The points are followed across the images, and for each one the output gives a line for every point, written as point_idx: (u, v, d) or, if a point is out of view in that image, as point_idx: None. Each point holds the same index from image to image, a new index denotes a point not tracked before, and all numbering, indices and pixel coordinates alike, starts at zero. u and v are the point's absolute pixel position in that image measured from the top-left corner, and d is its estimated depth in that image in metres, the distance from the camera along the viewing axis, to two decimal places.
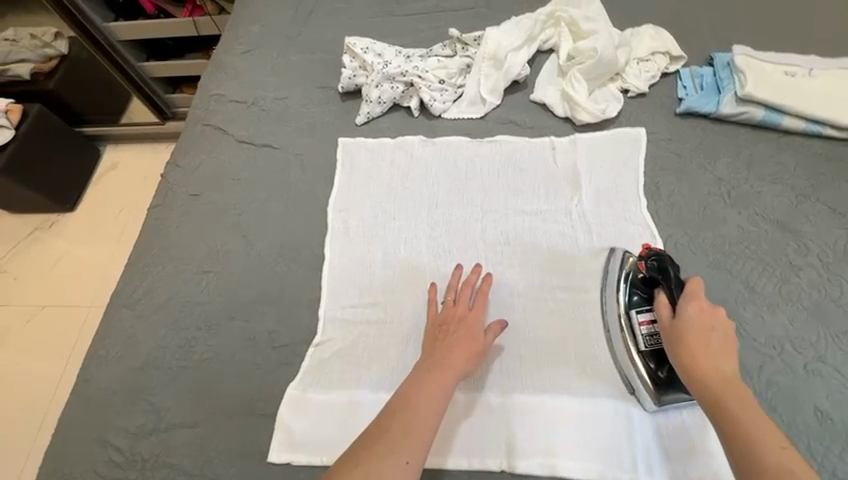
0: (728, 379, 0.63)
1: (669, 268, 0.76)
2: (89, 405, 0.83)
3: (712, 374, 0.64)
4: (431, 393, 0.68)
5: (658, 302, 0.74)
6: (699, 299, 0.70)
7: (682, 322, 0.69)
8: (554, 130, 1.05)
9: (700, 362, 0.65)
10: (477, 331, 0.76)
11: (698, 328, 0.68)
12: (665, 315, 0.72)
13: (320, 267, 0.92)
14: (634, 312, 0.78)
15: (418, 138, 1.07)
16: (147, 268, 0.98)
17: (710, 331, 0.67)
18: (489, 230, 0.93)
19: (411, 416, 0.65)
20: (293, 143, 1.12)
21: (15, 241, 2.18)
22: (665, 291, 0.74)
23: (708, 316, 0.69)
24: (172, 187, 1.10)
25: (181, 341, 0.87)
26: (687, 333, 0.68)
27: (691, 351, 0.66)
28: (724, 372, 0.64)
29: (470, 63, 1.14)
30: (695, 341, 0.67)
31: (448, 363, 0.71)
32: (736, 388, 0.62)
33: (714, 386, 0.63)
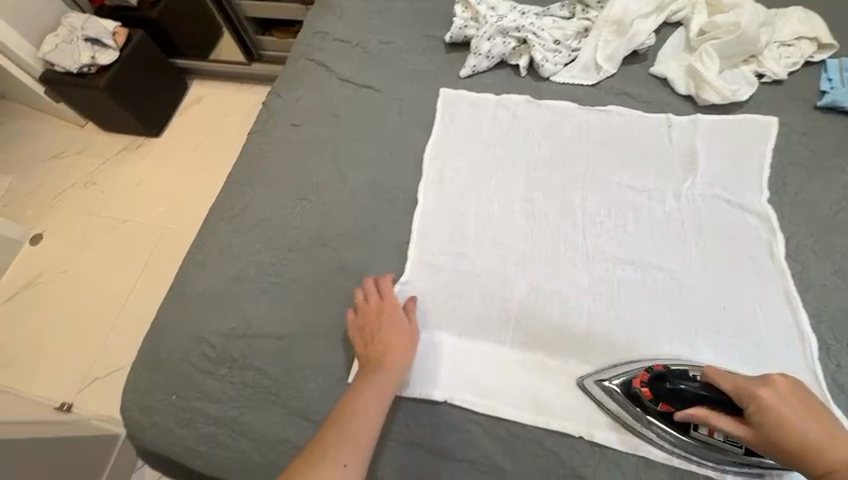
0: (847, 457, 0.54)
1: (679, 385, 0.64)
2: (185, 302, 0.89)
3: (833, 466, 0.54)
4: (370, 397, 0.70)
5: (704, 418, 0.61)
6: (744, 387, 0.60)
7: (762, 429, 0.57)
8: (671, 108, 0.98)
9: (813, 458, 0.55)
10: (397, 320, 0.77)
11: (782, 428, 0.57)
12: (731, 427, 0.60)
13: (412, 212, 0.93)
14: (693, 431, 0.68)
15: (523, 98, 1.04)
16: (245, 188, 1.02)
17: (792, 405, 0.58)
18: (589, 200, 0.89)
19: (358, 420, 0.68)
20: (394, 87, 1.11)
21: (106, 157, 2.35)
22: (705, 406, 0.62)
23: (769, 395, 0.58)
24: (273, 116, 1.13)
25: (274, 259, 0.91)
26: (778, 430, 0.57)
27: (802, 450, 0.55)
28: (827, 446, 0.55)
29: (589, 27, 1.07)
30: (794, 444, 0.56)
31: (383, 364, 0.73)
32: None
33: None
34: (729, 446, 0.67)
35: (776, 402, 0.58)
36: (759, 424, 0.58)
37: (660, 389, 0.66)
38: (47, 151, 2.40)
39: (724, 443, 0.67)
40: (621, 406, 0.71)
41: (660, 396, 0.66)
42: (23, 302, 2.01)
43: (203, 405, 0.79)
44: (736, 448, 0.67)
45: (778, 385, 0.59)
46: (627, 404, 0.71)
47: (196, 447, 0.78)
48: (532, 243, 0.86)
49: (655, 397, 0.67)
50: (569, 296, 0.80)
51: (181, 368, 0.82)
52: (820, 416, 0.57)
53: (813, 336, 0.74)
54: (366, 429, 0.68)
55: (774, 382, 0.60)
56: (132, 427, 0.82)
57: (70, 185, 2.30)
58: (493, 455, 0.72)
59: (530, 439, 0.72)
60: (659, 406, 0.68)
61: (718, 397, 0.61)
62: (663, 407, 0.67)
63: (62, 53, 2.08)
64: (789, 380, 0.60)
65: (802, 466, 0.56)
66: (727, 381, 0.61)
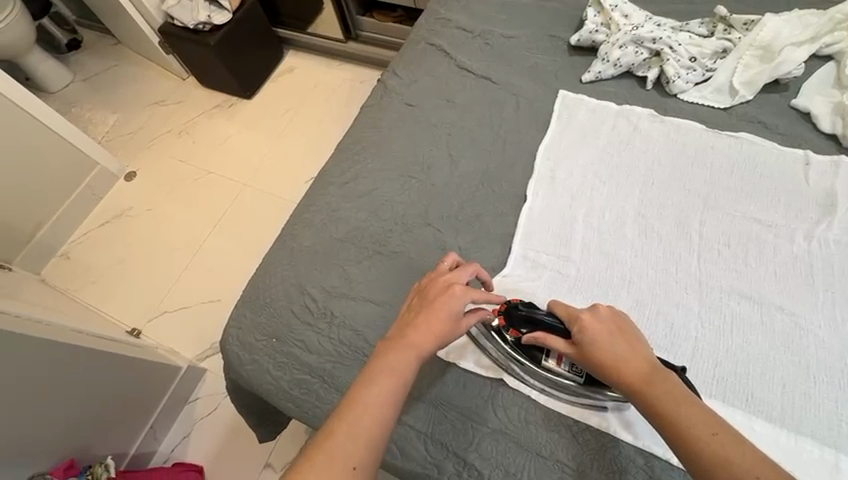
0: (644, 367, 0.63)
1: (532, 312, 0.73)
2: (291, 254, 0.94)
3: (633, 378, 0.62)
4: (385, 382, 0.64)
5: (546, 338, 0.70)
6: (575, 314, 0.69)
7: (583, 346, 0.66)
8: (810, 144, 0.93)
9: (619, 369, 0.63)
10: (443, 298, 0.70)
11: (599, 345, 0.65)
12: (562, 346, 0.68)
13: (519, 207, 0.93)
14: (544, 359, 0.74)
15: (648, 111, 1.01)
16: (355, 157, 1.06)
17: (606, 326, 0.66)
18: (708, 226, 0.86)
19: (366, 409, 0.62)
20: (512, 82, 1.12)
21: (202, 110, 2.51)
22: (549, 328, 0.71)
23: (590, 317, 0.68)
24: (388, 94, 1.17)
25: (379, 229, 0.94)
26: (594, 347, 0.65)
27: (612, 364, 0.64)
28: (627, 361, 0.63)
29: (730, 48, 1.03)
30: (601, 354, 0.65)
31: (405, 344, 0.67)
32: (655, 376, 0.61)
33: (640, 390, 0.61)
34: (570, 378, 0.73)
35: (591, 323, 0.67)
36: (581, 343, 0.67)
37: (515, 316, 0.75)
38: (152, 97, 2.60)
39: (570, 373, 0.73)
40: (488, 337, 0.79)
41: (513, 322, 0.75)
42: (111, 230, 2.19)
43: (300, 353, 0.84)
44: (577, 379, 0.73)
45: (600, 310, 0.68)
46: (493, 336, 0.78)
47: (289, 390, 0.83)
48: (642, 259, 0.84)
49: (508, 324, 0.75)
50: (676, 319, 0.78)
51: (283, 314, 0.87)
52: (632, 337, 0.66)
53: None
54: (370, 421, 0.61)
55: (598, 308, 0.69)
56: (230, 359, 0.88)
57: (166, 130, 2.47)
58: (578, 459, 0.71)
59: (620, 453, 0.70)
60: (510, 333, 0.76)
61: (557, 324, 0.70)
62: (515, 334, 0.75)
63: (182, 9, 2.24)
64: (614, 311, 0.69)
65: (621, 383, 0.63)
66: (563, 310, 0.71)
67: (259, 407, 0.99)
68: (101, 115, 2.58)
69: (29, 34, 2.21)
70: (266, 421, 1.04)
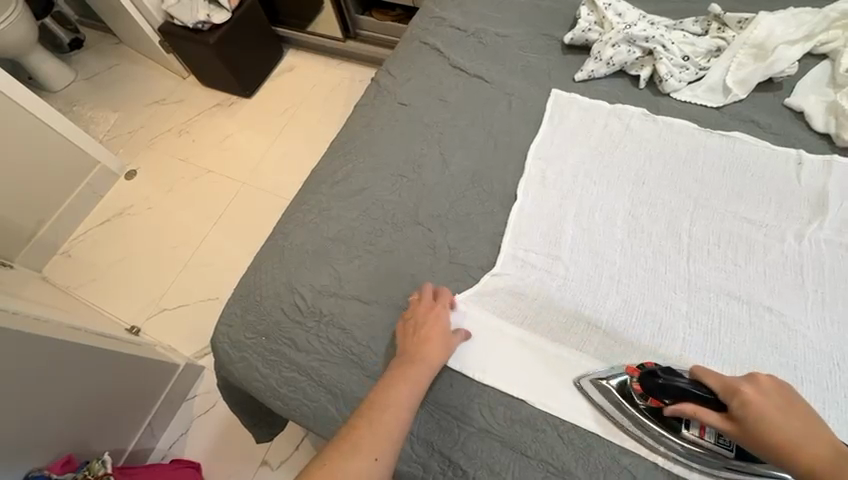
0: (823, 452, 0.56)
1: (675, 382, 0.64)
2: (282, 253, 0.95)
3: (809, 463, 0.56)
4: (402, 386, 0.70)
5: (695, 411, 0.63)
6: (735, 387, 0.62)
7: (748, 425, 0.60)
8: (803, 144, 0.92)
9: (793, 453, 0.57)
10: (442, 322, 0.78)
11: (770, 427, 0.58)
12: (720, 422, 0.61)
13: (509, 206, 0.93)
14: (684, 429, 0.67)
15: (640, 110, 1.01)
16: (348, 156, 1.06)
17: (774, 403, 0.60)
18: (698, 226, 0.86)
19: (390, 409, 0.68)
20: (504, 81, 1.12)
21: (202, 109, 2.52)
22: (700, 401, 0.64)
23: (753, 391, 0.61)
24: (381, 93, 1.17)
25: (370, 228, 0.94)
26: (764, 428, 0.59)
27: (785, 447, 0.57)
28: (801, 444, 0.57)
29: (723, 47, 1.02)
30: (771, 436, 0.58)
31: (422, 354, 0.75)
32: (833, 462, 0.56)
33: (818, 477, 0.55)
34: (718, 450, 0.66)
35: (757, 397, 0.60)
36: (743, 421, 0.60)
37: (652, 384, 0.66)
38: (152, 96, 2.61)
39: (717, 446, 0.66)
40: (611, 399, 0.72)
41: (650, 390, 0.67)
42: (112, 228, 2.20)
43: (289, 352, 0.84)
44: (726, 452, 0.65)
45: (762, 383, 0.62)
46: (618, 398, 0.72)
47: (278, 388, 0.83)
48: (632, 259, 0.84)
49: (644, 392, 0.68)
50: (664, 320, 0.78)
51: (274, 312, 0.88)
52: (805, 416, 0.59)
53: None
54: (396, 418, 0.67)
55: (759, 381, 0.62)
56: (221, 357, 0.88)
57: (167, 129, 2.48)
58: (564, 459, 0.70)
59: (606, 453, 0.70)
60: (650, 402, 0.69)
61: (708, 395, 0.63)
62: (645, 397, 0.69)
63: (182, 8, 2.26)
64: (776, 381, 0.63)
65: (795, 467, 0.56)
66: (716, 380, 0.64)
67: (252, 406, 1.00)
68: (103, 113, 2.59)
69: (30, 33, 2.23)
70: (259, 421, 1.05)
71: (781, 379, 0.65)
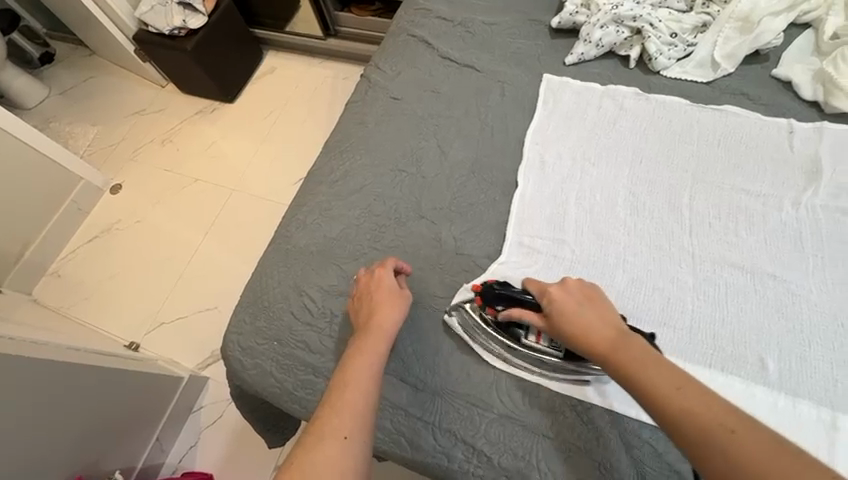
0: (608, 332, 0.65)
1: (509, 290, 0.78)
2: (286, 256, 0.94)
3: (599, 343, 0.64)
4: (362, 363, 0.70)
5: (521, 313, 0.74)
6: (546, 289, 0.73)
7: (554, 317, 0.70)
8: (793, 113, 0.93)
9: (583, 335, 0.66)
10: (387, 288, 0.79)
11: (570, 316, 0.68)
12: (537, 320, 0.72)
13: (510, 194, 0.94)
14: (526, 337, 0.76)
15: (632, 90, 1.01)
16: (344, 154, 1.05)
17: (576, 298, 0.70)
18: (698, 200, 0.87)
19: (351, 387, 0.67)
20: (495, 69, 1.11)
21: (184, 117, 2.47)
22: (527, 306, 0.75)
23: (559, 291, 0.72)
24: (372, 89, 1.16)
25: (373, 225, 0.94)
26: (563, 317, 0.69)
27: (577, 331, 0.67)
28: (591, 327, 0.66)
29: (709, 22, 1.03)
30: (569, 322, 0.68)
31: (373, 327, 0.75)
32: (622, 341, 0.63)
33: (606, 353, 0.63)
34: (551, 352, 0.75)
35: (560, 294, 0.71)
36: (551, 315, 0.70)
37: (491, 294, 0.78)
38: (132, 107, 2.55)
39: (550, 348, 0.75)
40: (472, 320, 0.80)
41: (489, 300, 0.78)
42: (101, 245, 2.16)
43: (302, 354, 0.83)
44: (557, 353, 0.74)
45: (568, 284, 0.72)
46: (476, 320, 0.80)
47: (293, 392, 0.82)
48: (636, 237, 0.85)
49: (485, 303, 0.79)
50: (672, 294, 0.79)
51: (283, 315, 0.87)
52: (600, 305, 0.69)
53: None
54: (358, 394, 0.66)
55: (567, 282, 0.73)
56: (232, 365, 0.88)
57: (150, 140, 2.43)
58: (585, 439, 0.71)
59: (626, 430, 0.71)
60: (489, 312, 0.79)
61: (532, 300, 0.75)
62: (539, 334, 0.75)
63: (156, 14, 2.20)
64: (582, 282, 0.74)
65: (588, 348, 0.65)
66: (535, 286, 0.75)
67: (266, 412, 0.99)
68: (82, 128, 2.53)
69: None
70: (273, 427, 1.04)
71: (591, 283, 0.75)
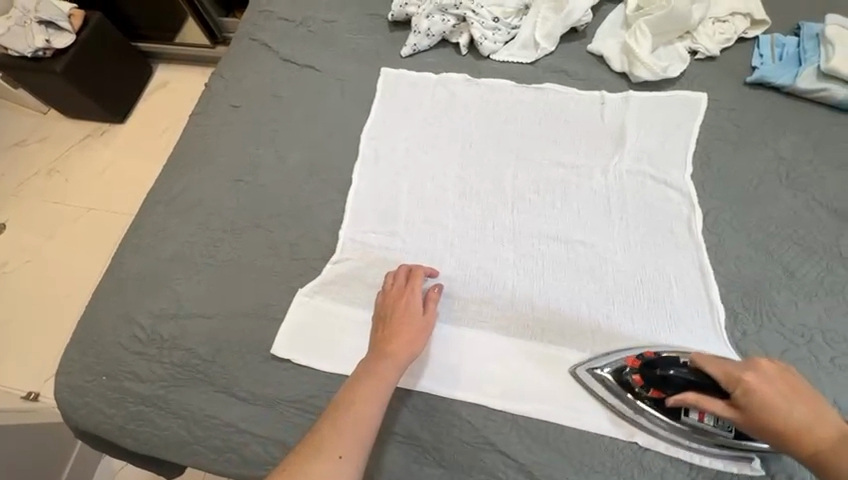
0: (829, 436, 0.58)
1: (671, 372, 0.66)
2: (121, 285, 0.90)
3: (821, 450, 0.58)
4: (372, 387, 0.69)
5: (701, 400, 0.63)
6: (734, 373, 0.62)
7: (750, 412, 0.61)
8: (606, 85, 0.98)
9: (800, 438, 0.59)
10: (411, 310, 0.76)
11: (772, 412, 0.60)
12: (720, 407, 0.62)
13: (346, 192, 0.94)
14: (685, 415, 0.68)
15: (462, 76, 1.03)
16: (183, 170, 1.01)
17: (778, 389, 0.61)
18: (520, 178, 0.90)
19: (359, 409, 0.68)
20: (336, 67, 1.11)
21: (68, 143, 2.30)
22: (697, 388, 0.64)
23: (756, 378, 0.61)
24: (215, 98, 1.12)
25: (208, 240, 0.91)
26: (766, 412, 0.60)
27: (790, 430, 0.59)
28: (807, 427, 0.59)
29: (529, 4, 1.07)
30: (777, 422, 0.59)
31: (391, 353, 0.72)
32: (844, 450, 0.57)
33: (828, 463, 0.57)
34: (719, 432, 0.67)
35: (760, 383, 0.61)
36: (746, 406, 0.61)
37: (653, 376, 0.68)
38: (9, 138, 2.35)
39: (717, 428, 0.67)
40: (611, 390, 0.72)
41: (653, 382, 0.68)
42: None
43: (132, 385, 0.80)
44: (727, 433, 0.67)
45: (763, 368, 0.62)
46: (617, 389, 0.72)
47: (125, 425, 0.79)
48: (463, 220, 0.87)
49: (646, 383, 0.69)
50: (495, 273, 0.82)
51: (111, 348, 0.83)
52: (807, 398, 0.61)
53: (719, 309, 0.76)
54: (364, 414, 0.67)
55: (762, 367, 0.63)
56: (64, 407, 0.83)
57: (32, 172, 2.26)
58: (411, 427, 0.75)
59: (448, 411, 0.75)
60: (652, 392, 0.69)
61: (711, 382, 0.64)
62: (656, 393, 0.69)
63: (12, 36, 2.00)
64: (777, 364, 0.64)
65: (804, 452, 0.58)
66: (715, 367, 0.64)
67: None
68: None
69: None
70: None
71: (783, 362, 0.65)
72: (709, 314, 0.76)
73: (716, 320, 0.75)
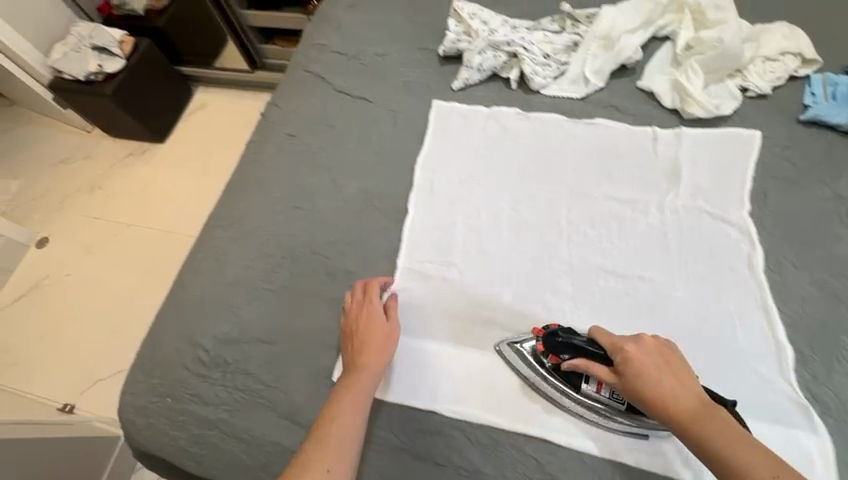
0: (693, 404, 0.62)
1: (571, 337, 0.72)
2: (182, 307, 0.92)
3: (685, 417, 0.61)
4: (349, 399, 0.73)
5: (591, 366, 0.69)
6: (620, 344, 0.68)
7: (626, 378, 0.66)
8: (657, 121, 1.00)
9: (665, 403, 0.62)
10: (376, 321, 0.80)
11: (649, 379, 0.64)
12: (604, 373, 0.68)
13: (402, 221, 0.96)
14: (582, 384, 0.73)
15: (513, 110, 1.06)
16: (241, 196, 1.05)
17: (655, 359, 0.66)
18: (575, 212, 0.91)
19: (338, 421, 0.71)
20: (388, 99, 1.14)
21: (111, 162, 2.39)
22: (588, 355, 0.70)
23: (636, 349, 0.67)
24: (270, 126, 1.16)
25: (267, 266, 0.94)
26: (639, 379, 0.64)
27: (657, 396, 0.63)
28: (676, 395, 0.63)
29: (578, 41, 1.10)
30: (650, 388, 0.63)
31: (362, 364, 0.76)
32: (712, 418, 0.60)
33: (692, 428, 0.60)
34: (611, 404, 0.72)
35: (638, 353, 0.66)
36: (625, 373, 0.66)
37: (554, 343, 0.73)
38: (55, 156, 2.45)
39: (611, 400, 0.72)
40: (525, 362, 0.78)
41: (551, 348, 0.74)
42: (29, 303, 2.06)
43: (196, 408, 0.82)
44: (619, 406, 0.71)
45: (645, 341, 0.68)
46: (532, 364, 0.77)
47: (187, 448, 0.80)
48: (519, 252, 0.89)
49: (547, 350, 0.74)
50: (555, 306, 0.83)
51: (175, 371, 0.85)
52: (679, 370, 0.65)
53: (788, 350, 0.75)
54: (348, 426, 0.70)
55: (643, 339, 0.68)
56: (127, 428, 0.85)
57: (76, 189, 2.35)
58: (472, 460, 0.74)
59: (510, 446, 0.75)
60: (550, 359, 0.75)
61: (597, 350, 0.70)
62: (554, 360, 0.74)
63: (70, 62, 2.14)
64: (659, 340, 0.68)
65: (670, 416, 0.62)
66: (605, 338, 0.70)
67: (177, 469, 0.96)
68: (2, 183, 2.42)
69: None
70: None
71: (668, 340, 0.70)
72: (777, 355, 0.75)
73: (785, 361, 0.75)
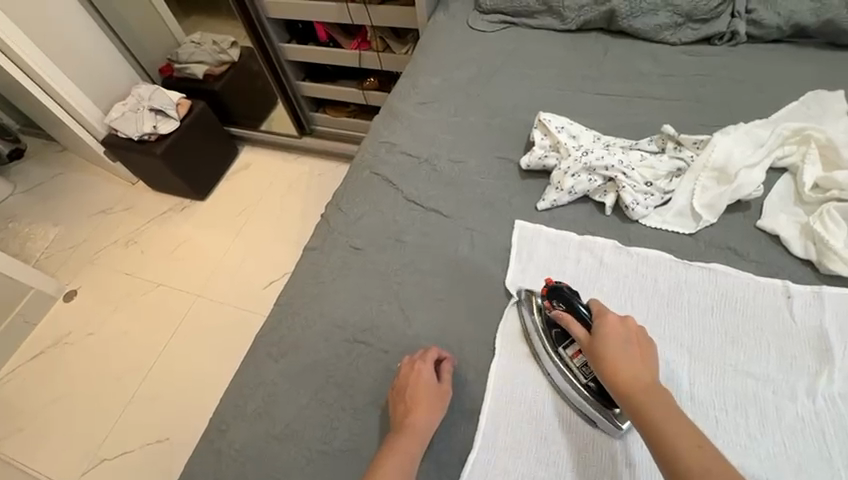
0: (645, 378, 0.63)
1: (569, 299, 0.78)
2: (224, 462, 0.80)
3: (631, 383, 0.63)
4: (392, 468, 0.69)
5: (570, 324, 0.74)
6: (605, 313, 0.72)
7: (593, 339, 0.69)
8: (787, 272, 0.85)
9: (621, 370, 0.64)
10: (427, 382, 0.77)
11: (613, 343, 0.67)
12: (578, 331, 0.72)
13: (483, 374, 0.82)
14: (563, 347, 0.78)
15: (611, 241, 0.93)
16: (296, 318, 0.93)
17: (625, 332, 0.69)
18: (698, 385, 0.76)
19: None
20: (463, 213, 1.04)
21: (150, 217, 2.35)
22: (576, 315, 0.75)
23: (615, 319, 0.71)
24: (332, 232, 1.06)
25: (323, 417, 0.80)
26: (604, 343, 0.68)
27: (612, 362, 0.66)
28: (635, 366, 0.65)
29: (683, 168, 0.99)
30: (611, 350, 0.67)
31: (408, 426, 0.74)
32: (656, 391, 0.62)
33: (635, 393, 0.62)
34: (578, 375, 0.76)
35: (615, 323, 0.70)
36: (596, 333, 0.70)
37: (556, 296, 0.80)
38: (96, 207, 2.44)
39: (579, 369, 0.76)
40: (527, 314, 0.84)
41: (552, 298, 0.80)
42: (44, 362, 1.94)
43: None
44: (582, 378, 0.75)
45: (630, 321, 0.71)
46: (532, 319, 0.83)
47: None
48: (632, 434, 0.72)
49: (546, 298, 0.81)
50: None
51: None
52: (646, 353, 0.67)
53: None
54: None
55: (628, 321, 0.71)
56: None
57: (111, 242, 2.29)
58: None
59: None
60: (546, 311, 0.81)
61: (584, 315, 0.75)
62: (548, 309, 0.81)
63: (126, 121, 2.10)
64: (641, 328, 0.71)
65: (617, 381, 0.64)
66: (597, 306, 0.74)
67: None
68: (41, 229, 2.39)
69: None
70: None
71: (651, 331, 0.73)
72: None
73: None
